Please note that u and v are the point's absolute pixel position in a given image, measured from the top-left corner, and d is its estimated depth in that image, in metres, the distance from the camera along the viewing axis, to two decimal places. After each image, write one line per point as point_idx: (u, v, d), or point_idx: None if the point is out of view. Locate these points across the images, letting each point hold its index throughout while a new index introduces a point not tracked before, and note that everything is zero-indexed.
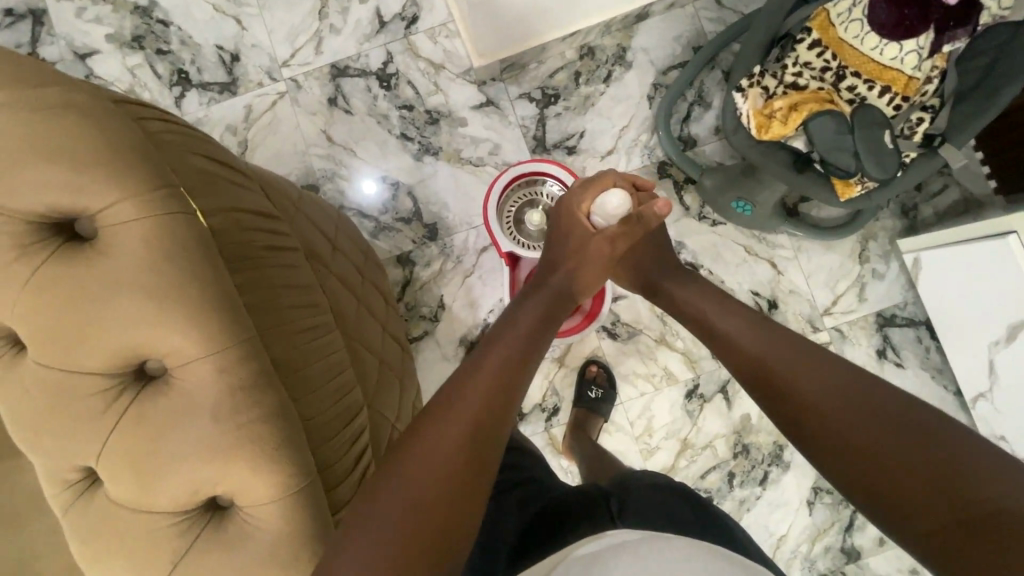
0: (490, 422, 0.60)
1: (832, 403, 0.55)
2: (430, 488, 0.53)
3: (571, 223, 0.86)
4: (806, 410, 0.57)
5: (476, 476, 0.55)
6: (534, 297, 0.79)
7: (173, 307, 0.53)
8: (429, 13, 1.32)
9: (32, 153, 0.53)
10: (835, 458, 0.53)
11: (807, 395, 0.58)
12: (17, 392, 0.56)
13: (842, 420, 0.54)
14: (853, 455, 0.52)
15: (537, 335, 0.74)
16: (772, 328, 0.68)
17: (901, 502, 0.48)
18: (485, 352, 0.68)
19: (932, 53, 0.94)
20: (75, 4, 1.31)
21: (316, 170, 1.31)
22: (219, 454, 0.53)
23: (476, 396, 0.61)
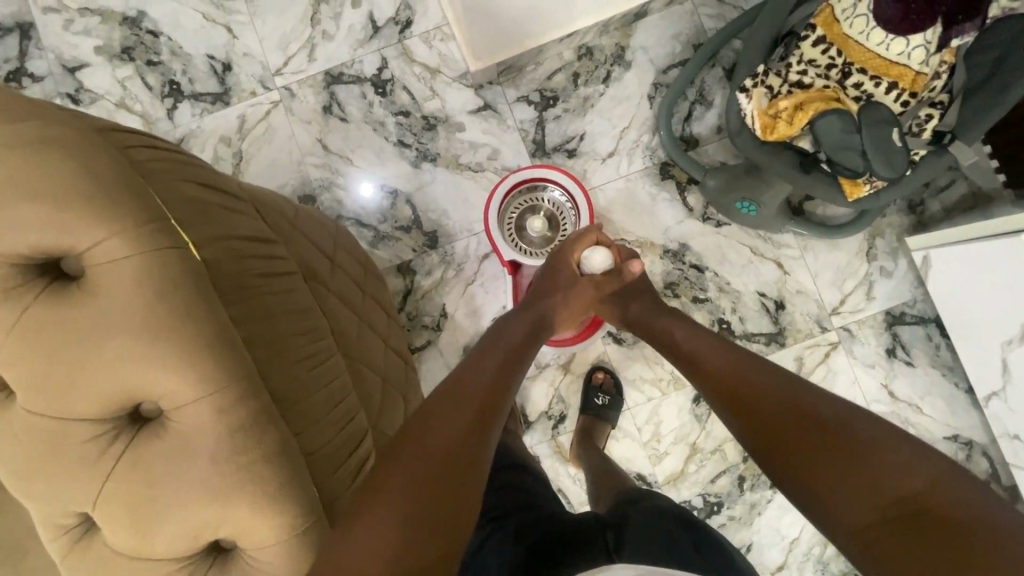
0: (476, 430, 0.61)
1: (793, 425, 0.62)
2: (428, 479, 0.55)
3: (557, 261, 0.91)
4: (771, 430, 0.63)
5: (470, 471, 0.58)
6: (519, 318, 0.82)
7: (167, 347, 0.51)
8: (423, 17, 1.29)
9: (15, 193, 0.51)
10: (797, 475, 0.59)
11: (771, 415, 0.64)
12: (8, 437, 0.54)
13: (803, 439, 0.60)
14: (812, 471, 0.58)
15: (521, 353, 0.77)
16: (740, 352, 0.74)
17: (853, 513, 0.54)
18: (476, 359, 0.72)
19: (940, 48, 0.92)
20: (62, 16, 1.29)
21: (313, 180, 1.29)
22: (220, 498, 0.52)
23: (461, 407, 0.62)
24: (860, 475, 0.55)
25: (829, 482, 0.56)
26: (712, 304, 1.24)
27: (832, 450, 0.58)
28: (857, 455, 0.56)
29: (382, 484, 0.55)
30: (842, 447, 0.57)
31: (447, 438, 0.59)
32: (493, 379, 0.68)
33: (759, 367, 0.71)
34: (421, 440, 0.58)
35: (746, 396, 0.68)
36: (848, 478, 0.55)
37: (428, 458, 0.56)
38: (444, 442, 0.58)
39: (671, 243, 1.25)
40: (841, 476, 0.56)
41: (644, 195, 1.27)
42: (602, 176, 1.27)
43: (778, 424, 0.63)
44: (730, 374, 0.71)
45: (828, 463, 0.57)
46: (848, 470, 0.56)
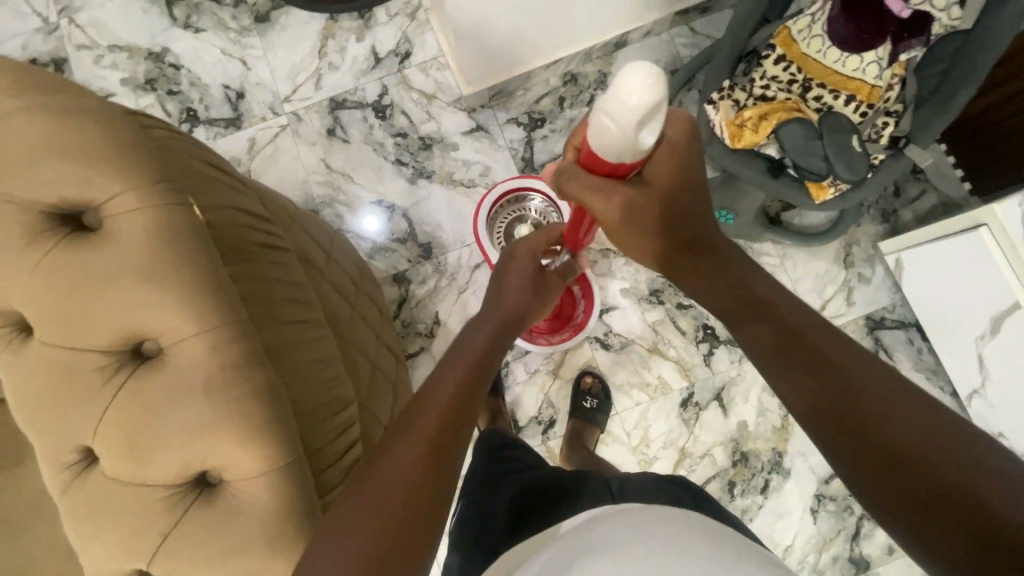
0: (443, 460, 0.51)
1: (818, 373, 0.48)
2: (390, 509, 0.47)
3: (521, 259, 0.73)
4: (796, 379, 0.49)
5: (438, 501, 0.49)
6: (487, 319, 0.66)
7: (169, 288, 0.57)
8: (421, 49, 1.41)
9: (44, 151, 0.58)
10: (816, 426, 0.47)
11: (797, 363, 0.50)
12: (24, 371, 0.60)
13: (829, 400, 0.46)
14: (839, 431, 0.45)
15: (489, 360, 0.62)
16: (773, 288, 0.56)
17: (876, 489, 0.42)
18: (441, 371, 0.59)
19: (892, 63, 0.99)
20: (93, 53, 1.42)
21: (316, 197, 1.37)
22: (209, 427, 0.57)
23: (426, 432, 0.52)
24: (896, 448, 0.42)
25: (854, 442, 0.44)
26: (696, 310, 1.29)
27: (867, 411, 0.44)
28: (890, 418, 0.43)
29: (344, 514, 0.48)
30: (864, 411, 0.44)
31: (414, 471, 0.49)
32: (462, 397, 0.56)
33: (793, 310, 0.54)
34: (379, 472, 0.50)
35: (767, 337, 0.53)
36: (879, 445, 0.42)
37: (388, 489, 0.48)
38: (407, 474, 0.49)
39: None
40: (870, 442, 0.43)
41: None
42: None
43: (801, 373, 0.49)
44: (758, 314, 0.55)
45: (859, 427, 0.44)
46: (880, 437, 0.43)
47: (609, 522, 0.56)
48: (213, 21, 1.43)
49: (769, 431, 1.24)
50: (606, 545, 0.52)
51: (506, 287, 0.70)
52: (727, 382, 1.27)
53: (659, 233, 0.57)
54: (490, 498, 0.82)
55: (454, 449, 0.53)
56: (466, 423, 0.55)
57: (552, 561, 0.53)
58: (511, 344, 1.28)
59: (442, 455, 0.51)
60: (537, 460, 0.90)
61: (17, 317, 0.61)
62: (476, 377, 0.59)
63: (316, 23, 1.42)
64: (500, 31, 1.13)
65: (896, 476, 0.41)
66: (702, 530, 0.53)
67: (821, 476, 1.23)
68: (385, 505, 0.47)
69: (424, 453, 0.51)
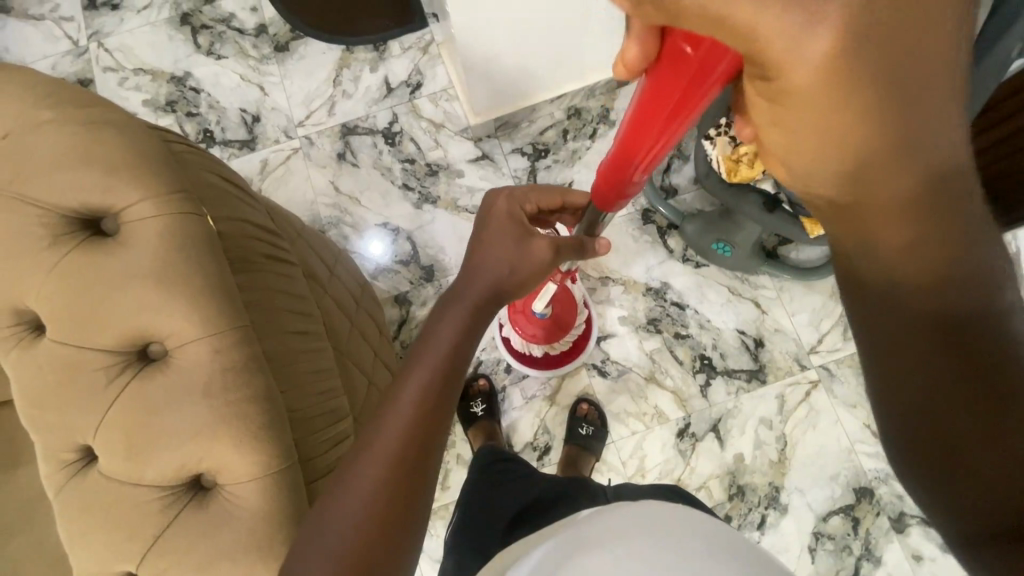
0: (408, 475, 0.53)
1: (949, 376, 0.37)
2: (358, 526, 0.51)
3: (503, 215, 0.68)
4: (905, 374, 0.39)
5: (405, 513, 0.53)
6: (457, 302, 0.63)
7: (179, 293, 0.59)
8: (431, 81, 1.47)
9: (71, 159, 0.61)
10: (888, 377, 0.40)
11: (940, 353, 0.38)
12: (32, 369, 0.61)
13: (939, 410, 0.37)
14: (921, 433, 0.39)
15: (460, 353, 0.61)
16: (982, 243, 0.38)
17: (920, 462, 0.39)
18: (409, 371, 0.59)
19: None
20: (119, 75, 1.48)
21: (323, 217, 1.41)
22: (208, 430, 0.58)
23: (390, 449, 0.54)
24: (988, 487, 0.35)
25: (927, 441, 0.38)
26: (693, 340, 1.30)
27: (974, 441, 0.36)
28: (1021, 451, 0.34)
29: (316, 531, 0.52)
30: (978, 434, 0.36)
31: (377, 490, 0.52)
32: (428, 404, 0.57)
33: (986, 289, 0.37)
34: (349, 487, 0.53)
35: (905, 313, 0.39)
36: (961, 468, 0.37)
37: (357, 505, 0.52)
38: (369, 495, 0.52)
39: (652, 282, 1.32)
40: (950, 462, 0.37)
41: (626, 238, 1.34)
42: None
43: (919, 374, 0.38)
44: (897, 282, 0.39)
45: (952, 444, 0.37)
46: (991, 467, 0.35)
47: (605, 517, 0.59)
48: (235, 49, 1.50)
49: (765, 464, 1.23)
50: (605, 540, 0.54)
51: (483, 258, 0.65)
52: (724, 414, 1.26)
53: (876, 110, 0.34)
54: (495, 504, 0.91)
55: (424, 460, 0.55)
56: (435, 430, 0.56)
57: (554, 552, 0.55)
58: (509, 368, 1.29)
59: (406, 473, 0.53)
60: (531, 471, 1.00)
61: (31, 316, 0.63)
62: (443, 375, 0.58)
63: (333, 53, 1.49)
64: (509, 65, 1.18)
65: (965, 506, 0.36)
66: (684, 524, 0.57)
67: (819, 513, 1.20)
68: (352, 528, 0.51)
69: (389, 472, 0.53)
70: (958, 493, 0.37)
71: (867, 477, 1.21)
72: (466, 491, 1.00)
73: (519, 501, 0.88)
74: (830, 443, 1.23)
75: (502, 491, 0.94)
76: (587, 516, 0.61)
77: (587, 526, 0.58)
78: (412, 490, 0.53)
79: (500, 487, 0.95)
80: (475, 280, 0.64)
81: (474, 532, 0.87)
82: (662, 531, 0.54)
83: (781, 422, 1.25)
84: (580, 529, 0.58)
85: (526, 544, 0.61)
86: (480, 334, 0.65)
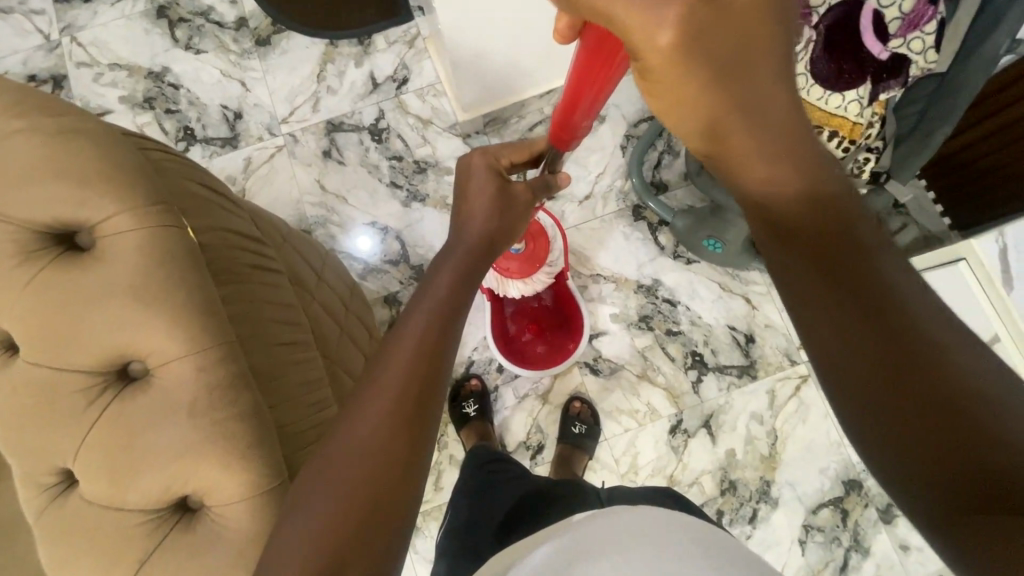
0: (406, 427, 0.52)
1: (908, 346, 0.34)
2: (364, 464, 0.50)
3: (469, 170, 0.70)
4: (862, 347, 0.35)
5: (413, 450, 0.52)
6: (452, 255, 0.65)
7: (159, 310, 0.57)
8: (418, 75, 1.44)
9: (42, 171, 0.58)
10: (817, 358, 0.38)
11: (849, 312, 0.36)
12: (7, 391, 0.59)
13: (906, 383, 0.33)
14: (901, 416, 0.33)
15: (457, 301, 0.62)
16: (850, 212, 0.41)
17: (889, 453, 0.33)
18: (408, 316, 0.59)
19: (872, 101, 1.00)
20: (93, 71, 1.43)
21: (309, 216, 1.38)
22: (192, 450, 0.56)
23: (387, 398, 0.53)
24: (968, 454, 0.31)
25: (887, 424, 0.34)
26: (684, 337, 1.30)
27: (910, 403, 0.33)
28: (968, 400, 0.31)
29: (313, 483, 0.50)
30: (943, 409, 0.32)
31: (373, 442, 0.51)
32: (428, 343, 0.56)
33: (880, 254, 0.39)
34: (352, 428, 0.52)
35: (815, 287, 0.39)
36: (951, 452, 0.31)
37: (363, 445, 0.51)
38: (366, 447, 0.51)
39: (644, 279, 1.32)
40: (936, 446, 0.32)
41: (617, 234, 1.34)
42: (578, 217, 1.34)
43: (841, 343, 0.36)
44: (802, 241, 0.41)
45: (943, 426, 0.31)
46: (949, 431, 0.31)
47: (603, 521, 0.58)
48: (214, 43, 1.45)
49: (757, 459, 1.24)
50: (605, 544, 0.55)
51: (470, 218, 0.67)
52: (716, 410, 1.27)
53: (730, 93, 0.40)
54: (486, 506, 0.91)
55: (426, 399, 0.54)
56: (432, 380, 0.55)
57: (556, 552, 0.55)
58: (500, 367, 1.29)
59: (410, 411, 0.53)
60: (522, 472, 1.00)
61: (4, 336, 0.61)
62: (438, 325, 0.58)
63: (317, 48, 1.45)
64: (497, 62, 1.16)
65: (957, 498, 0.31)
66: (675, 525, 0.57)
67: (809, 506, 1.22)
68: (346, 483, 0.49)
69: (386, 424, 0.52)
70: (933, 472, 0.32)
71: (856, 470, 1.23)
72: (457, 494, 0.99)
73: (516, 502, 0.89)
74: (819, 437, 1.25)
75: (493, 494, 0.93)
76: (589, 517, 0.61)
77: (587, 528, 0.58)
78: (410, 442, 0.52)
79: (492, 490, 0.94)
80: (465, 236, 0.67)
81: (467, 533, 0.87)
82: (653, 535, 0.55)
83: (771, 417, 1.26)
84: (580, 531, 0.57)
85: (527, 544, 0.61)
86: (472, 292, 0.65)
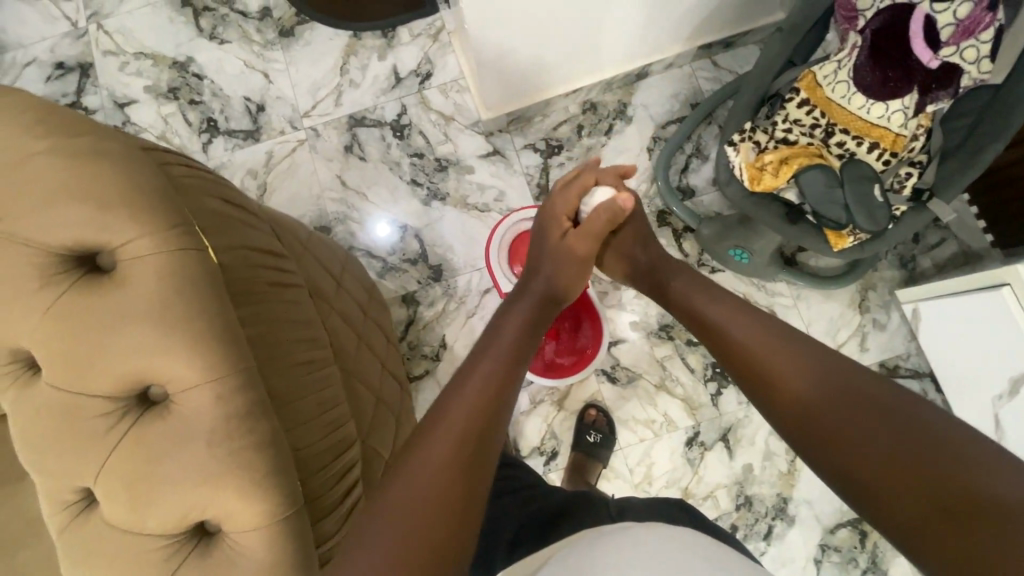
0: (484, 429, 0.64)
1: (869, 418, 0.55)
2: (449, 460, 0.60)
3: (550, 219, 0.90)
4: (824, 416, 0.58)
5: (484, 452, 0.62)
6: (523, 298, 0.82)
7: (179, 337, 0.57)
8: (442, 70, 1.41)
9: (65, 194, 0.58)
10: (805, 432, 0.59)
11: (806, 394, 0.60)
12: (29, 410, 0.60)
13: (865, 431, 0.54)
14: (867, 458, 0.53)
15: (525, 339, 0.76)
16: (780, 325, 0.68)
17: (862, 490, 0.53)
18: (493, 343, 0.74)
19: (918, 113, 0.95)
20: (119, 60, 1.43)
21: (329, 212, 1.37)
22: (210, 480, 0.56)
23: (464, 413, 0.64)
24: (910, 473, 0.50)
25: (865, 466, 0.53)
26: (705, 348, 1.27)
27: (870, 450, 0.53)
28: (906, 437, 0.52)
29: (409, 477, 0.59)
30: (898, 437, 0.52)
31: (456, 434, 0.61)
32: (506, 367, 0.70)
33: (821, 349, 0.63)
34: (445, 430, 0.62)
35: (789, 376, 0.62)
36: (903, 473, 0.51)
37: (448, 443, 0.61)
38: (454, 443, 0.61)
39: None
40: (899, 481, 0.51)
41: None
42: None
43: (812, 417, 0.59)
44: (772, 345, 0.66)
45: (895, 463, 0.51)
46: (893, 461, 0.52)
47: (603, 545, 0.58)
48: (238, 33, 1.44)
49: (775, 476, 1.22)
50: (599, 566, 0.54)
51: (539, 263, 0.86)
52: (734, 423, 1.24)
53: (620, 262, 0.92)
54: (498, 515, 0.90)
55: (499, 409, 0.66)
56: (506, 398, 0.68)
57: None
58: None
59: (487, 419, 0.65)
60: (533, 479, 0.99)
61: (25, 354, 0.61)
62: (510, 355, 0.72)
63: (340, 40, 1.43)
64: (522, 59, 1.13)
65: (920, 506, 0.49)
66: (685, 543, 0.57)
67: (826, 525, 1.20)
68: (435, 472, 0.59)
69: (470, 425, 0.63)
70: (899, 489, 0.50)
71: None
72: None
73: (531, 509, 0.88)
74: None
75: (505, 503, 0.93)
76: (587, 542, 0.61)
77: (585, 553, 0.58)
78: (477, 468, 0.61)
79: (503, 495, 0.94)
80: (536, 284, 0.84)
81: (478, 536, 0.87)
82: (662, 563, 0.53)
83: None
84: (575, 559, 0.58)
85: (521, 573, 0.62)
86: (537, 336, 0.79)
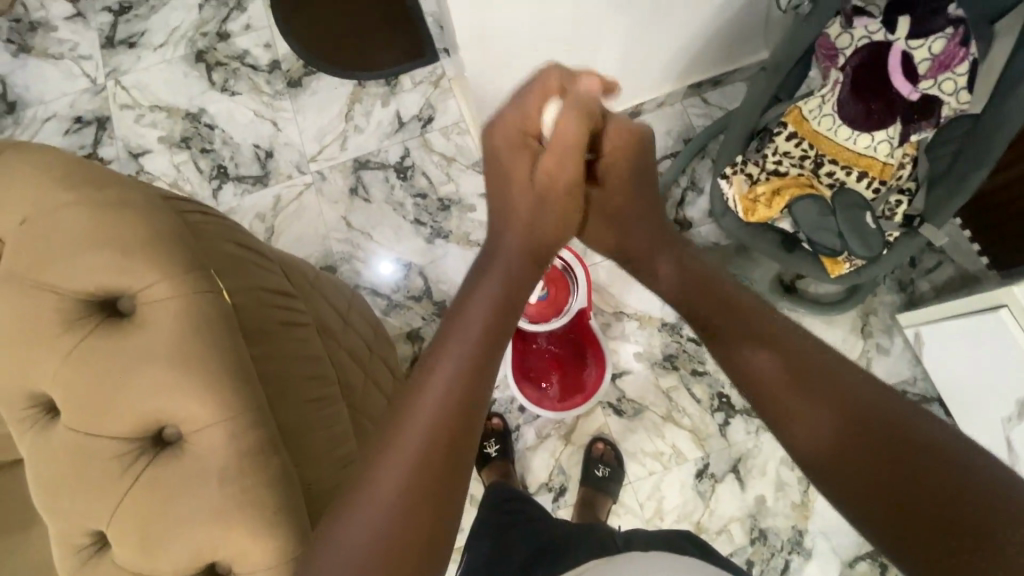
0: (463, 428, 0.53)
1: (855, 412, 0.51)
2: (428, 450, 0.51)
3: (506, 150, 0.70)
4: (812, 408, 0.53)
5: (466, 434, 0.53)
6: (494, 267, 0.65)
7: (193, 376, 0.59)
8: (443, 114, 1.47)
9: (87, 241, 0.61)
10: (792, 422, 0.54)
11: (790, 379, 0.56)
12: (46, 454, 0.61)
13: (873, 437, 0.49)
14: (859, 452, 0.49)
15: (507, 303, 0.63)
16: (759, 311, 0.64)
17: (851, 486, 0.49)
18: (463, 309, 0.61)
19: (903, 142, 0.99)
20: (135, 112, 1.50)
21: (335, 252, 1.41)
22: (220, 520, 0.57)
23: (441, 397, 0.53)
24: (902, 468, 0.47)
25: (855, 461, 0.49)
26: (710, 378, 1.27)
27: (859, 442, 0.50)
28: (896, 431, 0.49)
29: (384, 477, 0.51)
30: (899, 447, 0.48)
31: (431, 439, 0.52)
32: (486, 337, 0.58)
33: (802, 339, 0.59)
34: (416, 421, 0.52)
35: (773, 364, 0.58)
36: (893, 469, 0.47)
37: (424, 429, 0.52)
38: (428, 438, 0.51)
39: (668, 318, 1.30)
40: (891, 477, 0.47)
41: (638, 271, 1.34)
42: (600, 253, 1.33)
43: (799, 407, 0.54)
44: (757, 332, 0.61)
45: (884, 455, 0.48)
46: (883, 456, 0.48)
47: None
48: (248, 85, 1.51)
49: (788, 507, 1.20)
50: None
51: (504, 220, 0.69)
52: (744, 454, 1.23)
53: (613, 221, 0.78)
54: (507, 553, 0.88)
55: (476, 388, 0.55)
56: (482, 385, 0.56)
57: None
58: (522, 407, 1.27)
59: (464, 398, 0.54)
60: (541, 514, 0.97)
61: (43, 398, 0.63)
62: (490, 332, 0.59)
63: (345, 88, 1.50)
64: None
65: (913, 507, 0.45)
66: None
67: (844, 558, 1.17)
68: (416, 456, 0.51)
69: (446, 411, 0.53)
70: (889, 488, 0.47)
71: None
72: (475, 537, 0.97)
73: (540, 546, 0.86)
74: None
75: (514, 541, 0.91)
76: None
77: None
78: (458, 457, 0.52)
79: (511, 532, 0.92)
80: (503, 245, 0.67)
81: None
82: None
83: None
84: None
85: None
86: (522, 302, 0.65)
